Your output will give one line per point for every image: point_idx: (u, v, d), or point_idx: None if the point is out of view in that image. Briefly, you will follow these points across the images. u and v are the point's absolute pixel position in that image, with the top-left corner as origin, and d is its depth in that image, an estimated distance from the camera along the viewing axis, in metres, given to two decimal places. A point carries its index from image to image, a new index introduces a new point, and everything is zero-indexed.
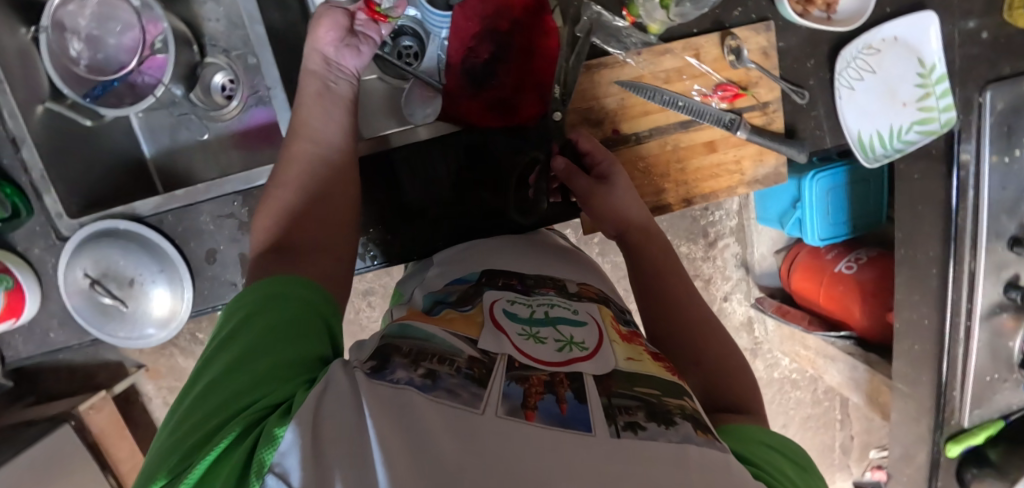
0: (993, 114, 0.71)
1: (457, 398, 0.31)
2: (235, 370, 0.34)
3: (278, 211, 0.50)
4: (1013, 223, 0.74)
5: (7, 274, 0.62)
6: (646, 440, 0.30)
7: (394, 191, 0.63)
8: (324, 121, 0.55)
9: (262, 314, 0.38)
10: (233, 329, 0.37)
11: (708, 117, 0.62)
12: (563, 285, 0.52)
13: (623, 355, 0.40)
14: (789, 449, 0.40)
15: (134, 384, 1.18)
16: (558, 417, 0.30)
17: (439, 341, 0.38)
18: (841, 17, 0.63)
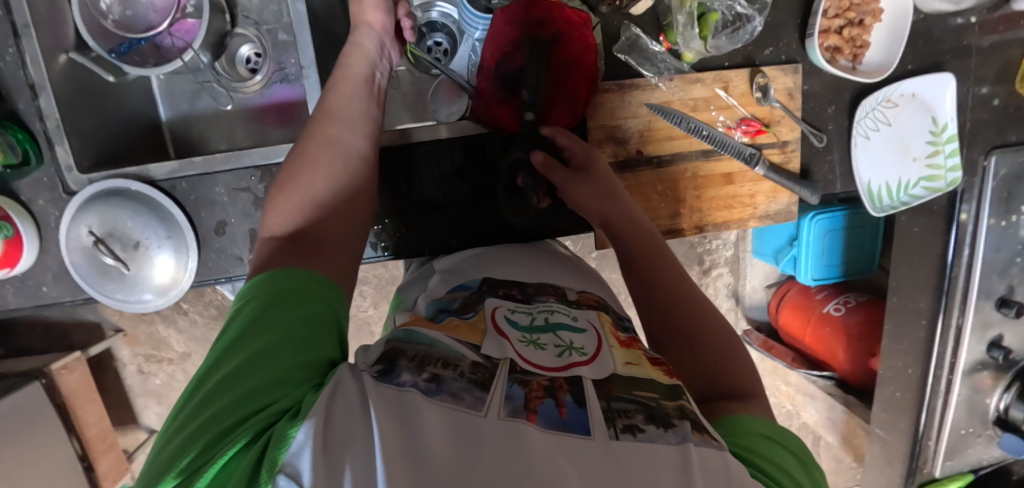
0: (995, 178, 0.73)
1: (461, 401, 0.30)
2: (242, 373, 0.33)
3: (297, 192, 0.48)
4: (1002, 284, 0.77)
5: (8, 222, 0.61)
6: (644, 442, 0.30)
7: (414, 187, 0.64)
8: (348, 108, 0.54)
9: (275, 312, 0.37)
10: (246, 326, 0.36)
11: (730, 150, 0.63)
12: (563, 293, 0.52)
13: (621, 360, 0.40)
14: (786, 440, 0.39)
15: (109, 348, 1.15)
16: (559, 421, 0.30)
17: (443, 345, 0.37)
18: (867, 68, 0.65)
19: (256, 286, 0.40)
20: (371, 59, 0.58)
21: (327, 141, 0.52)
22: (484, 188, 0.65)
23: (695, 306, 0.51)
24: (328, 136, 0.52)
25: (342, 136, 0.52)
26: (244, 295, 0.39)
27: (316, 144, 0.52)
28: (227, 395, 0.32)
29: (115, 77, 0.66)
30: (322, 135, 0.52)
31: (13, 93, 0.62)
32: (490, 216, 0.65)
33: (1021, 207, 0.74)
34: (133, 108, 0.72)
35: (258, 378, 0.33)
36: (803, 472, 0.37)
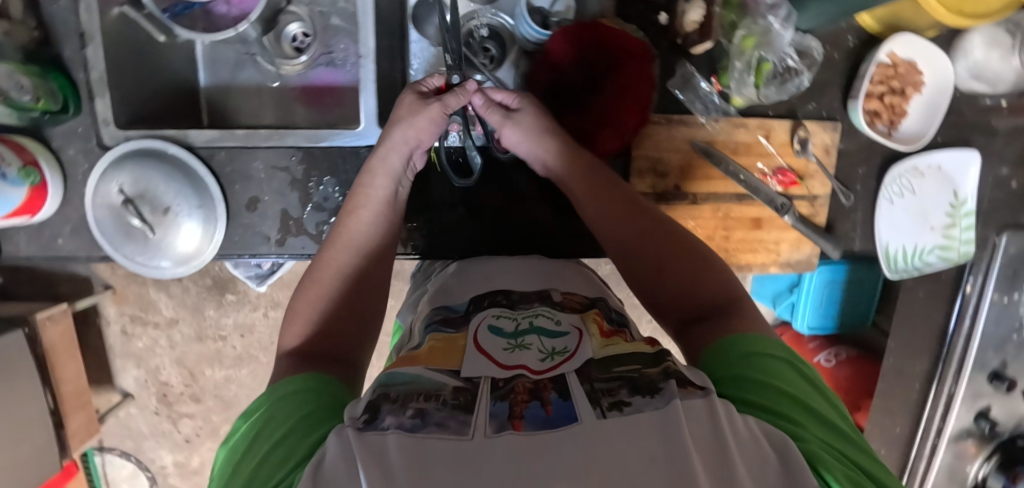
0: (1004, 257, 0.76)
1: (447, 429, 0.30)
2: (247, 476, 0.33)
3: (309, 319, 0.50)
4: (996, 358, 0.80)
5: (36, 169, 0.60)
6: (632, 415, 0.31)
7: (455, 191, 0.66)
8: (360, 229, 0.55)
9: (296, 404, 0.38)
10: (267, 417, 0.38)
11: (762, 196, 0.65)
12: (547, 294, 0.53)
13: (600, 345, 0.42)
14: (764, 347, 0.41)
15: (95, 304, 1.11)
16: (545, 420, 0.31)
17: (424, 379, 0.36)
18: (900, 135, 0.67)
19: (266, 393, 0.41)
20: (396, 176, 0.57)
21: (338, 272, 0.53)
22: (516, 198, 0.67)
23: (677, 258, 0.51)
24: (338, 258, 0.53)
25: (352, 266, 0.54)
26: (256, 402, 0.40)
27: (325, 269, 0.53)
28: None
29: (166, 37, 0.65)
30: (331, 259, 0.53)
31: (62, 39, 0.61)
32: (527, 230, 0.67)
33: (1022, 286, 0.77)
34: (173, 70, 0.71)
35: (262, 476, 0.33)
36: (795, 373, 0.40)
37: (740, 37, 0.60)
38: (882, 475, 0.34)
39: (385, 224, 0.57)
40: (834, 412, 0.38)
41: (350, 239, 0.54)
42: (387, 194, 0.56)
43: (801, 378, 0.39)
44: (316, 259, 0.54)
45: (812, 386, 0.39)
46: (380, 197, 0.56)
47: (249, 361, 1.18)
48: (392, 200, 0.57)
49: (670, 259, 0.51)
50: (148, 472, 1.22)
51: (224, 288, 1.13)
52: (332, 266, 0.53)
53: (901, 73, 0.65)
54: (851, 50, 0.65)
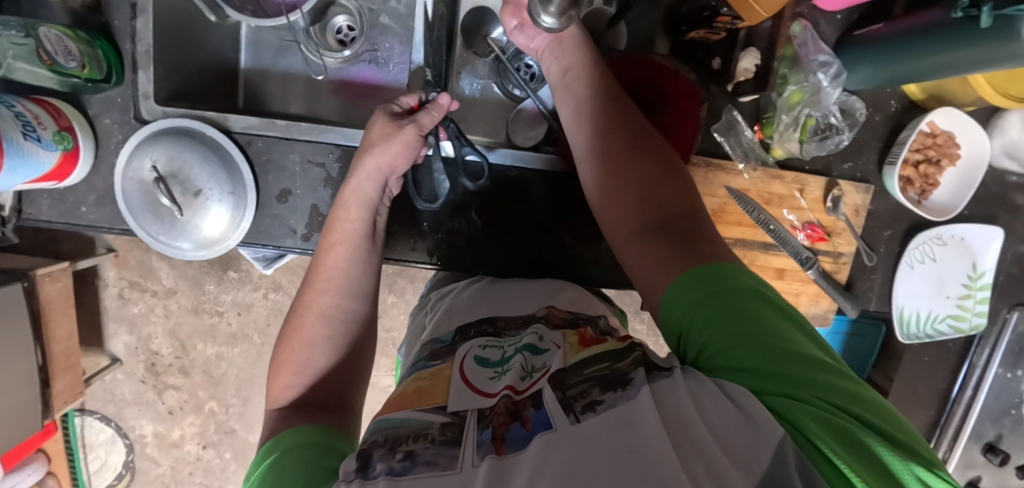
0: (1013, 333, 0.77)
1: (436, 466, 0.32)
2: None
3: (297, 367, 0.52)
4: (993, 431, 0.81)
5: (70, 134, 0.59)
6: (605, 412, 0.33)
7: (490, 209, 0.66)
8: (342, 266, 0.55)
9: (289, 457, 0.40)
10: (262, 474, 0.39)
11: (789, 247, 0.66)
12: (532, 315, 0.54)
13: (574, 350, 0.42)
14: (740, 280, 0.40)
15: (96, 265, 1.09)
16: (525, 438, 0.33)
17: (411, 422, 0.37)
18: (931, 205, 0.68)
19: (264, 453, 0.43)
20: (372, 205, 0.57)
21: (320, 313, 0.53)
22: (547, 222, 0.67)
23: (652, 175, 0.49)
24: (318, 299, 0.54)
25: (335, 306, 0.54)
26: (256, 467, 0.42)
27: (306, 311, 0.54)
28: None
29: (216, 17, 0.64)
30: (311, 300, 0.54)
31: (113, 7, 0.61)
32: (551, 252, 0.67)
33: None
34: (216, 49, 0.70)
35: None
36: (771, 308, 0.38)
37: (789, 91, 0.62)
38: (859, 394, 0.35)
39: (367, 256, 0.57)
40: (813, 341, 0.38)
41: (331, 276, 0.55)
42: (368, 222, 0.57)
43: (777, 311, 0.39)
44: (298, 296, 0.55)
45: (789, 318, 0.39)
46: (358, 232, 0.56)
47: (243, 340, 1.16)
48: (373, 229, 0.58)
49: (645, 176, 0.49)
50: (126, 440, 1.19)
51: (226, 265, 1.12)
52: (314, 307, 0.54)
53: (939, 143, 0.65)
54: (893, 114, 0.66)
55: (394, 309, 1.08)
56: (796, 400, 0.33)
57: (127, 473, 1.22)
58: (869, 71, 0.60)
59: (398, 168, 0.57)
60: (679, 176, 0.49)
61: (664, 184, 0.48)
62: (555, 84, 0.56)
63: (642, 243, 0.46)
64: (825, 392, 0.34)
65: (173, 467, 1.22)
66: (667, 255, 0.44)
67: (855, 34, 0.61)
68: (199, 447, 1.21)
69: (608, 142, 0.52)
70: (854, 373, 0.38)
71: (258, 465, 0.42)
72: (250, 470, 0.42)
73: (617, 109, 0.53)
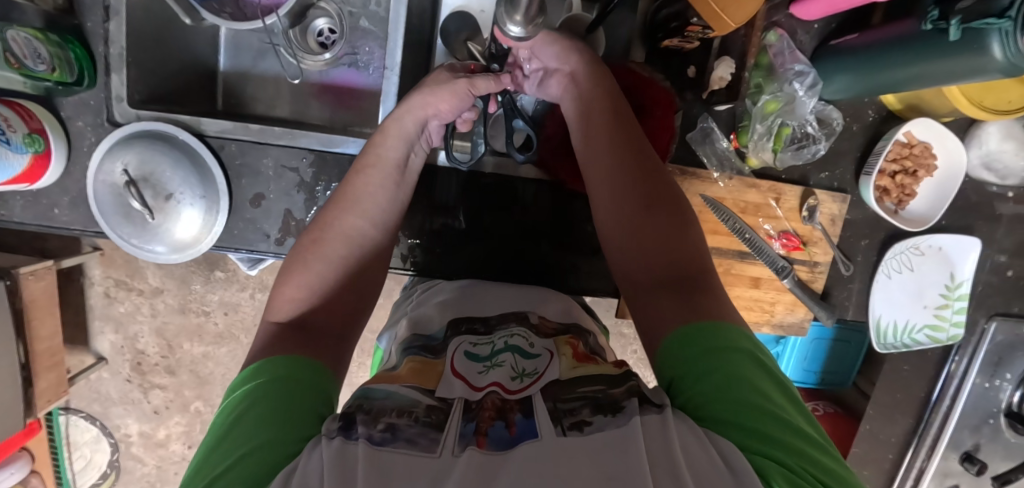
0: (991, 342, 0.76)
1: (416, 446, 0.31)
2: (219, 453, 0.33)
3: (303, 284, 0.50)
4: (971, 440, 0.81)
5: (41, 137, 0.58)
6: (593, 433, 0.32)
7: (469, 216, 0.66)
8: (373, 192, 0.55)
9: (279, 388, 0.38)
10: (248, 393, 0.38)
11: (765, 257, 0.66)
12: (524, 317, 0.53)
13: (570, 364, 0.43)
14: (733, 340, 0.39)
15: (82, 264, 1.08)
16: (508, 441, 0.32)
17: (398, 396, 0.37)
18: (907, 215, 0.68)
19: (246, 375, 0.40)
20: (409, 141, 0.56)
21: (340, 233, 0.53)
22: (524, 231, 0.67)
23: (662, 226, 0.48)
24: (343, 219, 0.53)
25: (356, 229, 0.54)
26: (232, 390, 0.40)
27: (327, 228, 0.53)
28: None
29: (191, 21, 0.63)
30: (335, 218, 0.53)
31: (86, 9, 0.60)
32: (527, 259, 0.67)
33: (1005, 373, 0.78)
34: (193, 51, 0.69)
35: (217, 480, 0.32)
36: (762, 374, 0.37)
37: (764, 100, 0.62)
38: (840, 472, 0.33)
39: (393, 191, 0.56)
40: (803, 416, 0.36)
41: (357, 199, 0.54)
42: (400, 156, 0.56)
43: (770, 378, 0.37)
44: (321, 213, 0.54)
45: (781, 387, 0.37)
46: (392, 159, 0.55)
47: (229, 340, 1.16)
48: (403, 165, 0.56)
49: (643, 221, 0.49)
50: (112, 438, 1.19)
51: (213, 265, 1.11)
52: (336, 225, 0.53)
53: (915, 153, 0.65)
54: (870, 124, 0.66)
55: (380, 310, 1.08)
56: (785, 466, 0.31)
57: (112, 473, 1.22)
58: (844, 81, 0.60)
59: (440, 111, 0.55)
60: (688, 227, 0.49)
61: (673, 235, 0.48)
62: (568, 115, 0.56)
63: (650, 296, 0.46)
64: (813, 466, 0.32)
65: (159, 466, 1.22)
66: (673, 310, 0.43)
67: (832, 43, 0.61)
68: (185, 447, 1.21)
69: (614, 178, 0.51)
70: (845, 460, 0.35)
71: (236, 386, 0.40)
72: (226, 390, 0.40)
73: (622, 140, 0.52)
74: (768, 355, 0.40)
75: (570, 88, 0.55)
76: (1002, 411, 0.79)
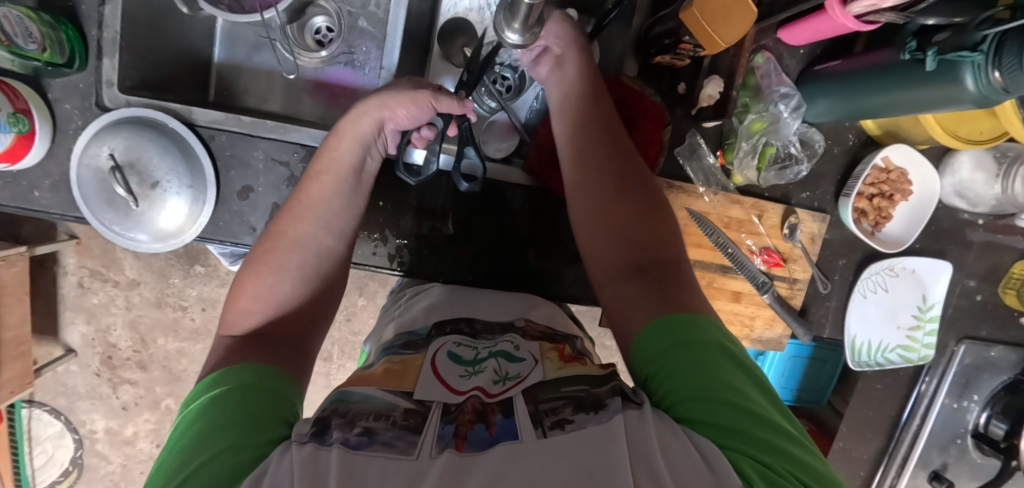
0: (960, 364, 0.78)
1: (393, 449, 0.31)
2: (181, 462, 0.33)
3: (258, 294, 0.49)
4: (939, 459, 0.83)
5: (26, 117, 0.57)
6: (574, 431, 0.32)
7: (460, 219, 0.66)
8: (325, 198, 0.54)
9: (242, 395, 0.38)
10: (212, 400, 0.37)
11: (746, 272, 0.68)
12: (510, 323, 0.53)
13: (554, 366, 0.42)
14: (704, 334, 0.39)
15: (56, 252, 1.05)
16: (487, 441, 0.32)
17: (376, 399, 0.37)
18: (883, 236, 0.71)
19: (204, 386, 0.40)
20: (365, 144, 0.55)
21: (294, 242, 0.52)
22: (511, 236, 0.67)
23: (637, 219, 0.49)
24: (298, 224, 0.53)
25: (309, 236, 0.53)
26: (193, 399, 0.39)
27: (282, 239, 0.52)
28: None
29: (189, 10, 0.63)
30: (289, 227, 0.53)
31: None
32: (514, 265, 0.68)
33: (972, 394, 0.80)
34: (188, 42, 0.69)
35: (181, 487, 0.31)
36: (734, 367, 0.38)
37: (750, 119, 0.64)
38: (812, 462, 0.34)
39: (349, 196, 0.55)
40: (776, 410, 0.37)
41: (313, 205, 0.54)
42: (355, 160, 0.55)
43: (746, 376, 0.38)
44: (285, 212, 0.54)
45: (755, 380, 0.38)
46: (347, 163, 0.55)
47: (206, 336, 1.14)
48: (360, 169, 0.56)
49: (620, 213, 0.50)
50: (76, 434, 1.15)
51: (193, 259, 1.09)
52: (289, 235, 0.53)
53: (892, 178, 0.68)
54: (850, 148, 0.69)
55: (363, 312, 1.07)
56: (758, 461, 0.32)
57: (74, 470, 1.17)
58: (825, 106, 0.62)
59: (397, 116, 0.54)
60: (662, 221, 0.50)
61: (647, 226, 0.49)
62: (552, 110, 0.57)
63: (621, 283, 0.46)
64: (784, 458, 0.33)
65: (124, 464, 1.18)
66: (643, 299, 0.43)
67: (817, 69, 0.63)
68: (153, 445, 1.18)
69: (592, 174, 0.52)
70: (817, 451, 0.36)
71: (196, 396, 0.39)
72: (187, 399, 0.40)
73: (604, 138, 0.53)
74: (744, 351, 0.40)
75: (564, 80, 0.56)
76: (969, 432, 0.81)
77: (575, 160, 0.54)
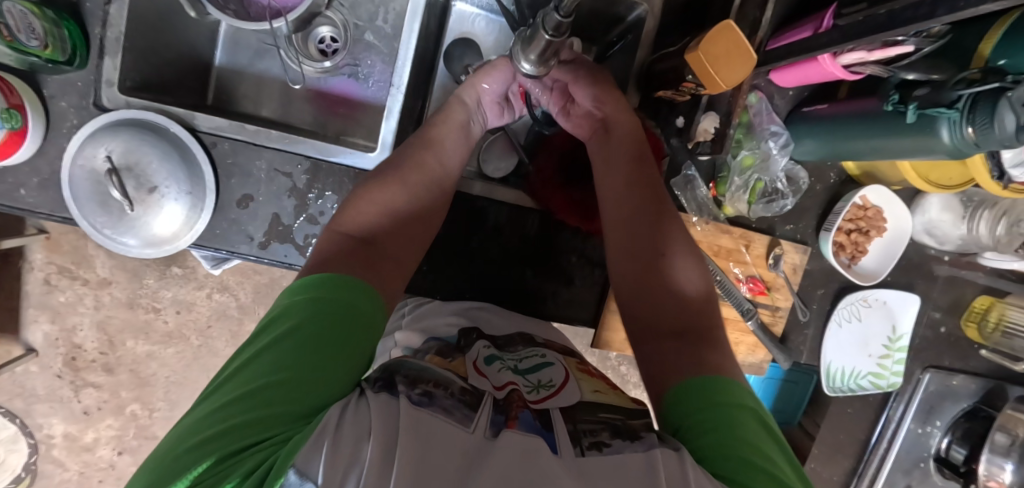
0: (925, 391, 0.83)
1: (452, 415, 0.33)
2: (271, 369, 0.36)
3: (374, 215, 0.52)
4: (904, 481, 0.87)
5: (20, 113, 0.55)
6: (612, 454, 0.33)
7: (462, 238, 0.67)
8: (445, 142, 0.59)
9: (328, 315, 0.40)
10: (304, 314, 0.40)
11: (731, 298, 0.70)
12: (529, 338, 0.56)
13: (588, 388, 0.44)
14: (738, 396, 0.41)
15: (23, 246, 1.01)
16: (535, 427, 0.34)
17: (434, 371, 0.39)
18: (860, 269, 0.74)
19: (311, 284, 0.42)
20: (472, 111, 0.62)
21: (420, 170, 0.56)
22: (511, 256, 0.69)
23: (674, 276, 0.52)
24: (424, 158, 0.57)
25: (433, 168, 0.58)
26: (293, 298, 0.41)
27: (410, 164, 0.56)
28: (241, 396, 0.34)
29: (196, 14, 0.63)
30: (417, 158, 0.57)
31: None
32: (513, 285, 0.69)
33: (935, 420, 0.85)
34: (190, 45, 0.69)
35: (270, 390, 0.35)
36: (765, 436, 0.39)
37: (742, 155, 0.68)
38: None
39: (464, 143, 0.61)
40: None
41: (437, 144, 0.59)
42: (463, 119, 0.61)
43: (773, 442, 0.39)
44: (387, 168, 0.56)
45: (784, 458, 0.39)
46: (458, 120, 0.61)
47: (178, 340, 1.09)
48: (468, 125, 0.62)
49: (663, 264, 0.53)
50: (31, 439, 1.07)
51: (171, 260, 1.06)
52: (419, 164, 0.57)
53: (869, 215, 0.72)
54: (832, 185, 0.73)
55: None
56: None
57: (26, 477, 1.08)
58: (812, 146, 0.66)
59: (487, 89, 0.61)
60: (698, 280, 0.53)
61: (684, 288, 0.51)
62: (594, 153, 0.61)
63: (658, 342, 0.49)
64: None
65: (82, 472, 1.10)
66: (679, 360, 0.46)
67: (804, 110, 0.67)
68: (114, 453, 1.10)
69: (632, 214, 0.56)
70: None
71: (297, 295, 0.42)
72: (283, 294, 0.43)
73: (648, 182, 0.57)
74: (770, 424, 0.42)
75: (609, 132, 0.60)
76: (931, 456, 0.86)
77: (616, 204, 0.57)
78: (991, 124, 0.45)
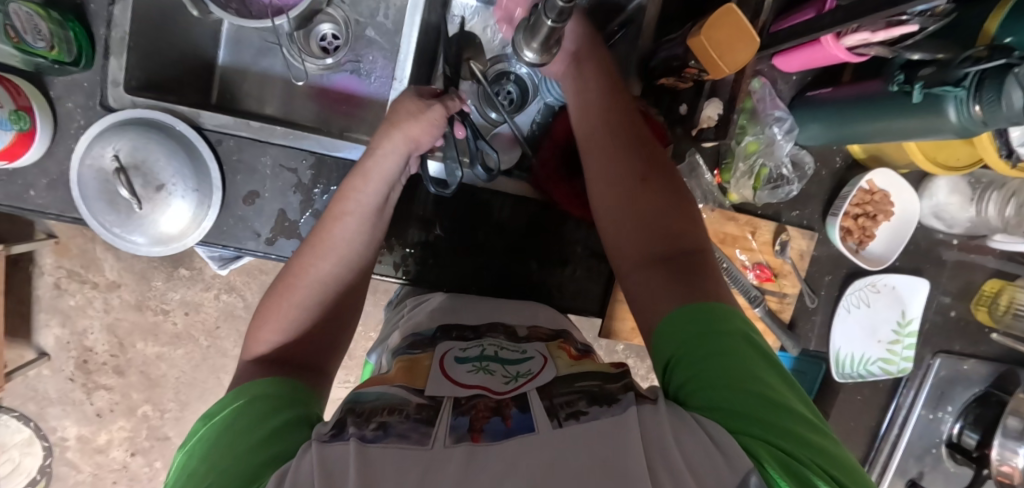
0: (936, 377, 0.82)
1: (408, 440, 0.32)
2: (216, 459, 0.35)
3: (281, 325, 0.51)
4: (915, 468, 0.86)
5: (27, 114, 0.56)
6: (587, 421, 0.33)
7: (468, 231, 0.67)
8: (345, 234, 0.54)
9: (259, 405, 0.39)
10: (238, 410, 0.39)
11: (739, 285, 0.72)
12: (513, 331, 0.54)
13: (565, 364, 0.44)
14: (728, 318, 0.41)
15: (32, 251, 1.02)
16: (504, 433, 0.33)
17: (388, 397, 0.38)
18: (868, 254, 0.74)
19: (226, 401, 0.42)
20: (388, 182, 0.55)
21: (314, 280, 0.52)
22: (517, 247, 0.69)
23: (661, 203, 0.50)
24: (316, 263, 0.53)
25: (331, 276, 0.53)
26: (216, 411, 0.41)
27: (301, 276, 0.52)
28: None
29: (199, 13, 0.63)
30: (309, 265, 0.53)
31: None
32: (517, 277, 0.69)
33: (946, 406, 0.84)
34: (192, 44, 0.69)
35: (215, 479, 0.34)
36: (754, 352, 0.40)
37: (747, 141, 0.68)
38: (827, 444, 0.36)
39: (374, 225, 0.56)
40: (795, 396, 0.39)
41: (333, 245, 0.53)
42: (377, 201, 0.55)
43: (762, 357, 0.40)
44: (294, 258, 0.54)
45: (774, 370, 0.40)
46: (368, 206, 0.55)
47: (187, 341, 1.10)
48: (381, 206, 0.56)
49: (657, 207, 0.50)
50: (45, 442, 1.08)
51: (178, 262, 1.07)
52: (310, 272, 0.53)
53: (877, 199, 0.71)
54: (837, 170, 0.73)
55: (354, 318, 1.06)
56: (774, 445, 0.34)
57: (42, 480, 1.10)
58: (816, 130, 0.66)
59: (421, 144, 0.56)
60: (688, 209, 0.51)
61: (672, 215, 0.49)
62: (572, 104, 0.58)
63: (648, 270, 0.47)
64: (809, 449, 0.34)
65: (95, 474, 1.11)
66: (670, 286, 0.45)
67: (807, 95, 0.67)
68: (127, 454, 1.11)
69: (613, 158, 0.53)
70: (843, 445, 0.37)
71: (220, 409, 0.41)
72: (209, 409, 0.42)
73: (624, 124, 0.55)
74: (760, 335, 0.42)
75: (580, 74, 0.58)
76: (943, 442, 0.85)
77: (593, 153, 0.55)
78: (998, 101, 0.45)
